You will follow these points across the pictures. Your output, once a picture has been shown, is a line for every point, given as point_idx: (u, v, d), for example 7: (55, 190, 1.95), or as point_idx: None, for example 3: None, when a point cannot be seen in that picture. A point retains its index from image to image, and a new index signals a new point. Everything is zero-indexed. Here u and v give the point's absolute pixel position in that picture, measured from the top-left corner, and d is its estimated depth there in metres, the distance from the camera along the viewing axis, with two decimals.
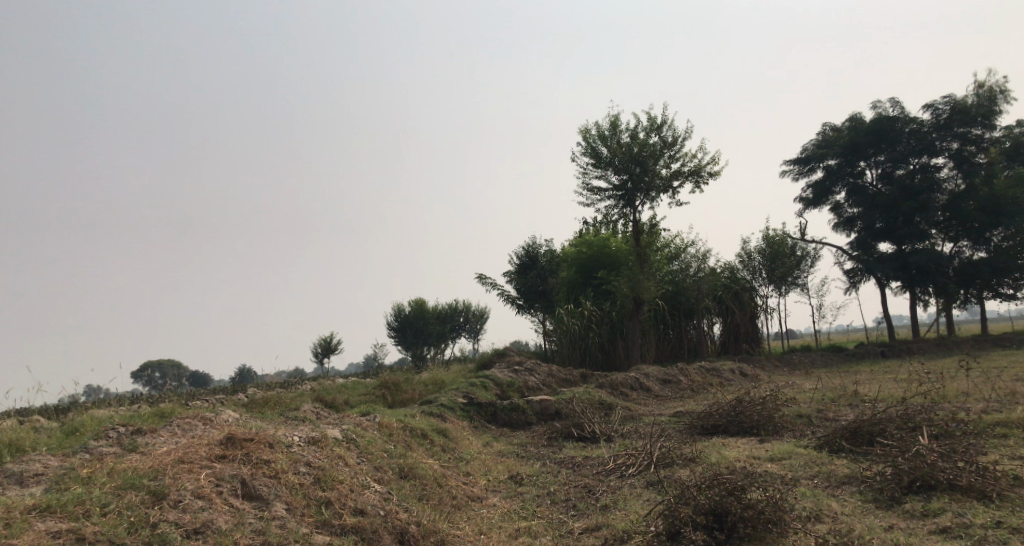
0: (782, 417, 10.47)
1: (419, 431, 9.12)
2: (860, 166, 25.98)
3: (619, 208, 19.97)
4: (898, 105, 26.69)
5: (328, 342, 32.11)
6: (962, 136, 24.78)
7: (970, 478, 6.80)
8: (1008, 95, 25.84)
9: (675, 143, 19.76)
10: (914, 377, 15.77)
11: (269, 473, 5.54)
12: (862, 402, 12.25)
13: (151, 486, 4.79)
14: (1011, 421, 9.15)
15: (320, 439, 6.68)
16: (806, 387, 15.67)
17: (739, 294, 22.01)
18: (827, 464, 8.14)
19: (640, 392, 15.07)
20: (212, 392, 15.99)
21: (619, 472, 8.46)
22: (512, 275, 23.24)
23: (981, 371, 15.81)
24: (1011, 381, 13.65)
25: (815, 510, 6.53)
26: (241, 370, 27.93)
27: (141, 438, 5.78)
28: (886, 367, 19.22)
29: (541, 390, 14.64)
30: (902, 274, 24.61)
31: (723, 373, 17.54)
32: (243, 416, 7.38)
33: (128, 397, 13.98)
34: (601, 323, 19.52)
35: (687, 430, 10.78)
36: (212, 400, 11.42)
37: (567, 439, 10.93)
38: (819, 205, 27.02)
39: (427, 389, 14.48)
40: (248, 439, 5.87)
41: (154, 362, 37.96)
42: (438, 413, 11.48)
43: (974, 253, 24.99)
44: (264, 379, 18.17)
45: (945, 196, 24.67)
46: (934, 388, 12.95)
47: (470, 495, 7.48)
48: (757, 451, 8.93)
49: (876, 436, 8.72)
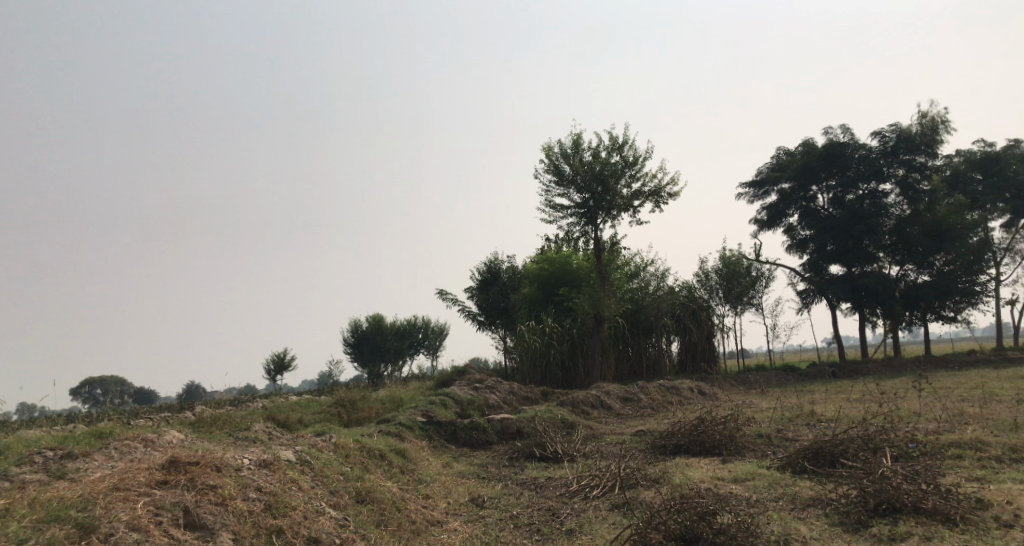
0: (743, 437, 10.40)
1: (377, 452, 8.76)
2: (812, 191, 26.53)
3: (581, 226, 19.93)
4: (848, 132, 27.31)
5: (281, 358, 31.27)
6: (908, 163, 25.55)
7: (935, 501, 6.76)
8: (949, 126, 26.74)
9: (637, 163, 19.84)
10: (867, 397, 15.96)
11: (215, 500, 5.14)
12: (819, 422, 12.30)
13: (78, 519, 4.39)
14: (965, 442, 9.23)
15: (271, 462, 6.29)
16: (764, 406, 15.69)
17: (697, 313, 22.06)
18: (791, 485, 8.04)
19: (601, 411, 14.90)
20: (158, 409, 15.27)
21: (583, 493, 8.23)
22: (473, 291, 22.97)
23: (930, 391, 16.08)
24: (958, 401, 13.91)
25: (784, 534, 6.41)
26: (190, 386, 26.94)
27: (72, 464, 5.33)
28: (838, 386, 19.47)
29: (501, 408, 14.36)
30: (852, 295, 25.06)
31: (682, 392, 17.49)
32: (188, 437, 6.94)
33: (66, 415, 13.20)
34: (562, 340, 19.36)
35: (650, 450, 10.61)
36: (158, 419, 10.81)
37: (528, 459, 10.66)
38: (774, 227, 27.47)
39: (384, 407, 14.08)
40: (193, 463, 5.46)
41: (97, 378, 36.48)
42: (397, 432, 11.10)
43: (918, 276, 25.62)
44: (213, 397, 17.49)
45: (892, 221, 25.28)
46: (887, 407, 13.07)
47: (429, 519, 7.16)
48: (720, 472, 8.81)
49: (839, 457, 8.65)
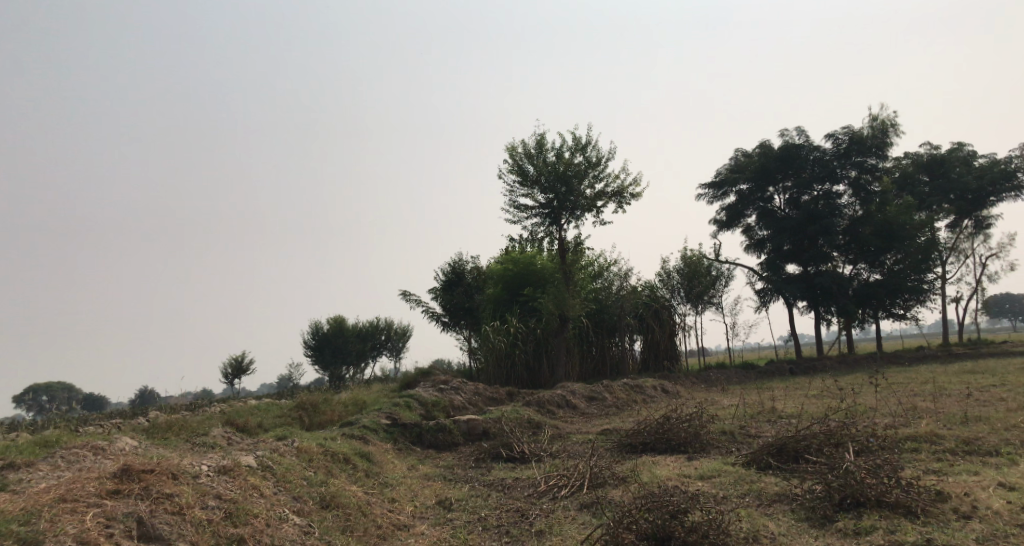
0: (707, 434, 10.45)
1: (341, 456, 8.55)
2: (769, 192, 26.94)
3: (545, 227, 19.89)
4: (803, 134, 27.85)
5: (240, 361, 30.60)
6: (860, 165, 26.19)
7: (897, 494, 6.83)
8: (898, 129, 27.38)
9: (600, 164, 19.88)
10: (825, 394, 16.22)
11: (172, 509, 4.90)
12: (779, 419, 12.44)
13: (20, 533, 4.13)
14: (921, 435, 9.41)
15: (232, 468, 6.05)
16: (726, 403, 15.83)
17: (659, 312, 22.20)
18: (757, 481, 8.08)
19: (566, 410, 14.86)
20: (109, 416, 14.73)
21: (551, 493, 8.13)
22: (437, 291, 22.79)
23: (885, 386, 16.41)
24: (910, 396, 14.24)
25: (753, 530, 6.43)
26: (144, 391, 26.14)
27: (14, 475, 5.02)
28: (796, 383, 19.79)
29: (467, 410, 14.21)
30: (807, 294, 25.52)
31: (646, 390, 17.55)
32: (143, 443, 6.64)
33: (10, 424, 12.63)
34: (526, 339, 19.27)
35: (615, 448, 10.60)
36: (109, 426, 10.41)
37: (495, 460, 10.55)
38: (732, 227, 27.82)
39: (347, 410, 13.80)
40: (147, 471, 5.20)
41: (43, 385, 35.27)
42: (360, 435, 10.87)
43: (869, 275, 26.26)
44: (167, 403, 16.96)
45: (845, 221, 25.84)
46: (845, 403, 13.26)
47: (396, 523, 6.99)
48: (687, 470, 8.80)
49: (802, 453, 8.71)
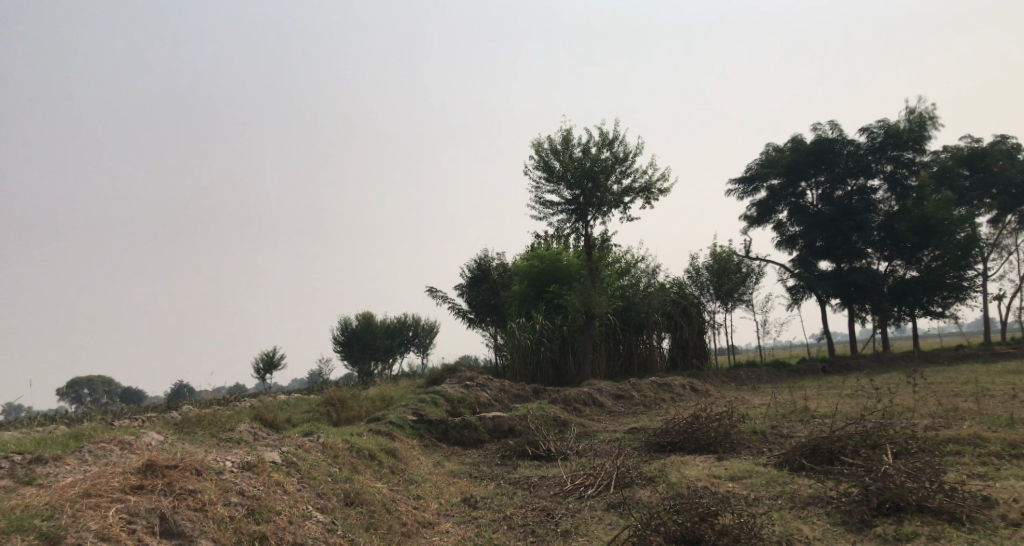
0: (738, 433, 10.25)
1: (366, 452, 8.54)
2: (801, 187, 26.40)
3: (572, 223, 19.72)
4: (836, 128, 27.24)
5: (271, 356, 30.99)
6: (896, 159, 25.58)
7: (940, 500, 6.60)
8: (936, 122, 26.60)
9: (626, 159, 19.64)
10: (860, 393, 15.85)
11: (194, 506, 4.89)
12: (813, 419, 12.17)
13: (42, 529, 4.14)
14: (963, 438, 9.09)
15: (255, 464, 6.04)
16: (757, 402, 15.55)
17: (688, 310, 21.89)
18: (790, 483, 7.88)
19: (593, 408, 14.72)
20: (145, 410, 14.95)
21: (578, 493, 8.02)
22: (463, 288, 22.76)
23: (924, 386, 15.94)
24: (950, 397, 13.81)
25: (786, 534, 6.26)
26: (178, 385, 26.60)
27: (41, 469, 5.05)
28: (829, 382, 19.37)
29: (493, 406, 14.14)
30: (841, 291, 25.01)
31: (674, 389, 17.32)
32: (169, 438, 6.67)
33: (50, 416, 12.88)
34: (552, 337, 19.14)
35: (643, 447, 10.43)
36: (143, 419, 10.54)
37: (521, 458, 10.46)
38: (763, 223, 27.31)
39: (375, 406, 13.83)
40: (171, 467, 5.20)
41: (83, 378, 36.19)
42: (387, 432, 10.86)
43: (906, 272, 25.58)
44: (200, 396, 17.19)
45: (880, 217, 25.24)
46: (881, 403, 12.92)
47: (421, 521, 6.95)
48: (717, 470, 8.62)
49: (837, 454, 8.47)
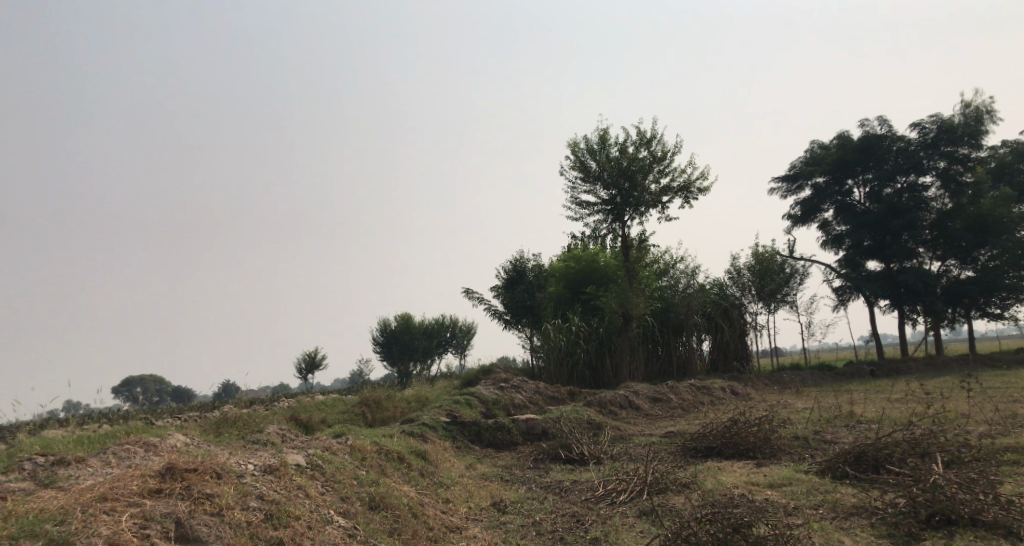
0: (778, 438, 9.91)
1: (395, 454, 8.48)
2: (848, 185, 25.62)
3: (608, 223, 19.46)
4: (884, 124, 26.41)
5: (313, 357, 31.43)
6: (949, 155, 24.60)
7: (996, 513, 6.24)
8: (994, 115, 25.56)
9: (664, 158, 19.29)
10: (910, 397, 15.25)
11: (211, 510, 4.87)
12: (859, 424, 11.73)
13: (52, 534, 4.14)
14: (1021, 447, 8.61)
15: (278, 468, 6.00)
16: (801, 406, 15.08)
17: (728, 311, 21.42)
18: (833, 492, 7.57)
19: (629, 411, 14.47)
20: (195, 409, 15.28)
21: (609, 498, 7.82)
22: (499, 290, 22.66)
23: (979, 391, 15.25)
24: (1007, 403, 13.15)
25: None
26: (226, 384, 27.18)
27: (63, 471, 5.09)
28: (876, 386, 18.75)
29: (527, 408, 14.02)
30: (890, 292, 24.23)
31: (714, 392, 16.93)
32: (196, 439, 6.69)
33: (101, 415, 13.24)
34: (589, 338, 18.96)
35: (680, 452, 10.17)
36: (186, 419, 10.72)
37: (553, 461, 10.31)
38: (808, 222, 26.61)
39: (410, 407, 13.83)
40: (190, 470, 5.20)
41: (136, 377, 37.37)
42: (419, 433, 10.84)
43: (961, 272, 24.59)
44: (244, 395, 17.49)
45: (932, 215, 24.36)
46: (933, 407, 12.36)
47: (448, 525, 6.87)
48: (755, 477, 8.34)
49: (883, 462, 8.11)
